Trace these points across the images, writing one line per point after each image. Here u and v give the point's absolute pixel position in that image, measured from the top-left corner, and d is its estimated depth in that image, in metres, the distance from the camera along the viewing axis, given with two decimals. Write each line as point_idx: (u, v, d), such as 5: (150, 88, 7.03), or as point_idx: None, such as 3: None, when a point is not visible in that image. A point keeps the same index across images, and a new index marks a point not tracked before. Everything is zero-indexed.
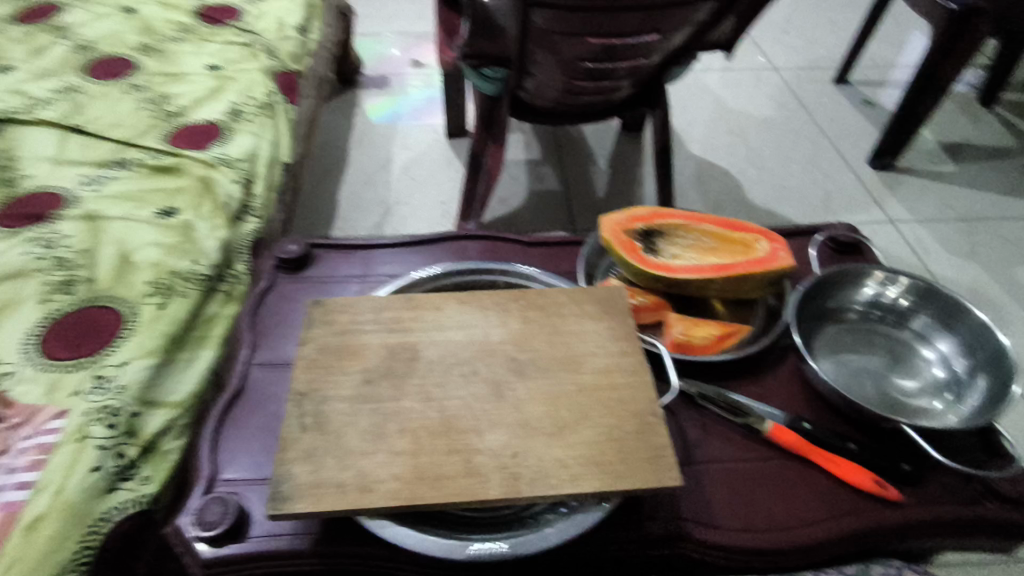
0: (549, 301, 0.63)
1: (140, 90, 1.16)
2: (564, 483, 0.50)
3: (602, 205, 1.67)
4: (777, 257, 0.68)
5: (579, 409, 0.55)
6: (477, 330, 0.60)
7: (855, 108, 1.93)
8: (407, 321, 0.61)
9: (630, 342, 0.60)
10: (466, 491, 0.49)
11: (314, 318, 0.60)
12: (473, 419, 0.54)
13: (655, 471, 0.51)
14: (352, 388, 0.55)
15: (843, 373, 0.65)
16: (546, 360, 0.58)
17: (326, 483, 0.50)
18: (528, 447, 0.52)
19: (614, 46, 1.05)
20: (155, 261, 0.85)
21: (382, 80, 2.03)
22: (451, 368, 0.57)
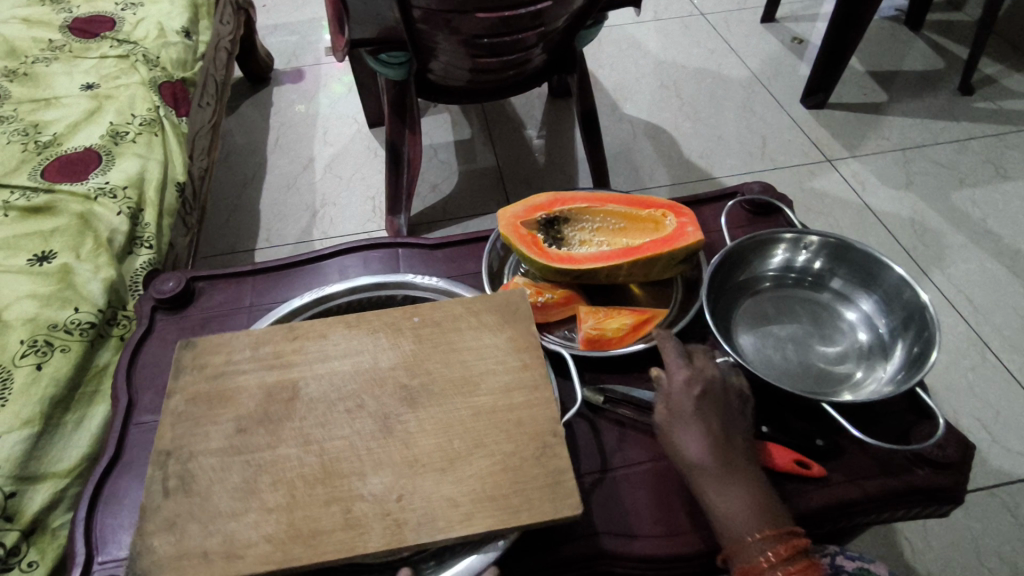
0: (444, 315, 0.57)
1: (6, 121, 1.06)
2: (453, 526, 0.45)
3: (538, 177, 1.61)
4: (685, 233, 0.64)
5: (473, 436, 0.49)
6: (365, 357, 0.54)
7: (785, 46, 1.89)
8: (287, 354, 0.54)
9: (531, 353, 0.54)
10: (344, 546, 0.44)
11: (183, 364, 0.53)
12: (355, 460, 0.48)
13: (553, 500, 0.45)
14: (222, 440, 0.49)
15: (765, 345, 0.62)
16: (440, 384, 0.52)
17: (192, 552, 0.43)
18: (414, 488, 0.46)
19: (510, 20, 0.98)
20: (30, 316, 0.77)
21: (296, 73, 1.92)
22: (333, 405, 0.51)
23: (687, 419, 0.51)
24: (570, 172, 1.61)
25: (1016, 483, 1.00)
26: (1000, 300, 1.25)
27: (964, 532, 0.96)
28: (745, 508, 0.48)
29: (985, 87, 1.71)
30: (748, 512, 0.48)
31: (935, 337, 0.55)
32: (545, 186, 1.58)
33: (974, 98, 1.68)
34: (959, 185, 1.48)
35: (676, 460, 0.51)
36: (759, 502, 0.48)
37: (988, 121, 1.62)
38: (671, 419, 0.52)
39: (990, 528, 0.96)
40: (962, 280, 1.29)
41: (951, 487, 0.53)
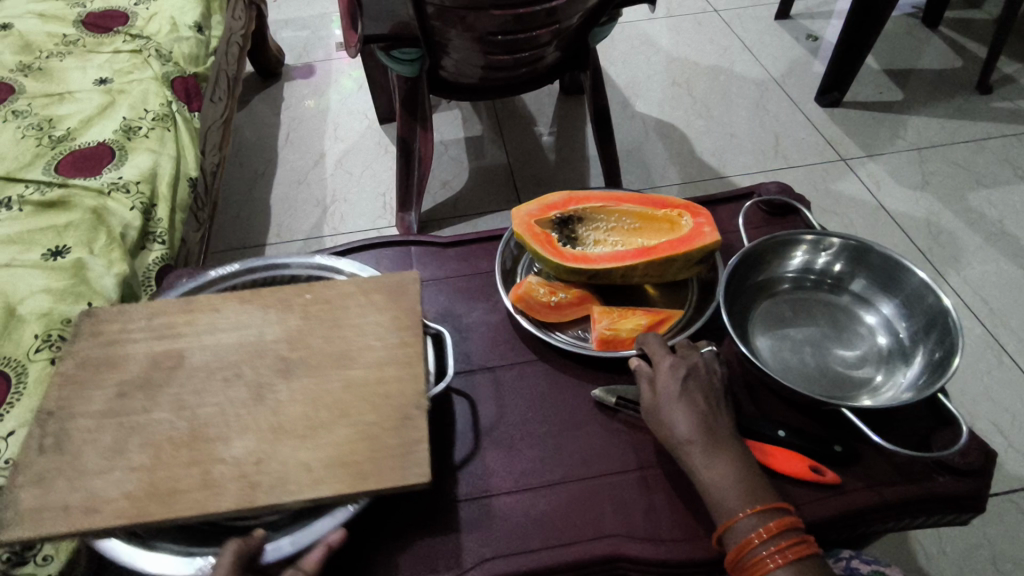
0: (334, 293, 0.62)
1: (21, 116, 1.06)
2: (303, 488, 0.49)
3: (548, 174, 1.60)
4: (701, 233, 0.64)
5: (340, 407, 0.53)
6: (251, 330, 0.59)
7: (799, 43, 1.87)
8: (178, 327, 0.59)
9: (410, 332, 0.58)
10: (196, 506, 0.47)
11: (80, 331, 0.58)
12: (222, 425, 0.52)
13: (399, 467, 0.49)
14: (103, 402, 0.53)
15: (782, 348, 0.61)
16: (318, 357, 0.57)
17: (54, 505, 0.48)
18: (272, 453, 0.50)
19: (523, 17, 0.97)
20: (44, 310, 0.78)
21: (307, 68, 1.92)
22: (213, 373, 0.55)
23: (674, 400, 0.53)
24: (579, 169, 1.61)
25: None
26: (1015, 303, 1.23)
27: (977, 536, 0.95)
28: (735, 482, 0.49)
29: (1003, 86, 1.68)
30: (738, 487, 0.49)
31: (958, 342, 0.54)
32: (554, 183, 1.58)
33: (993, 98, 1.66)
34: (976, 185, 1.46)
35: (665, 440, 0.52)
36: (748, 478, 0.50)
37: (1006, 121, 1.59)
38: (659, 401, 0.54)
39: (1005, 534, 0.95)
40: (979, 282, 1.27)
41: (973, 495, 0.53)
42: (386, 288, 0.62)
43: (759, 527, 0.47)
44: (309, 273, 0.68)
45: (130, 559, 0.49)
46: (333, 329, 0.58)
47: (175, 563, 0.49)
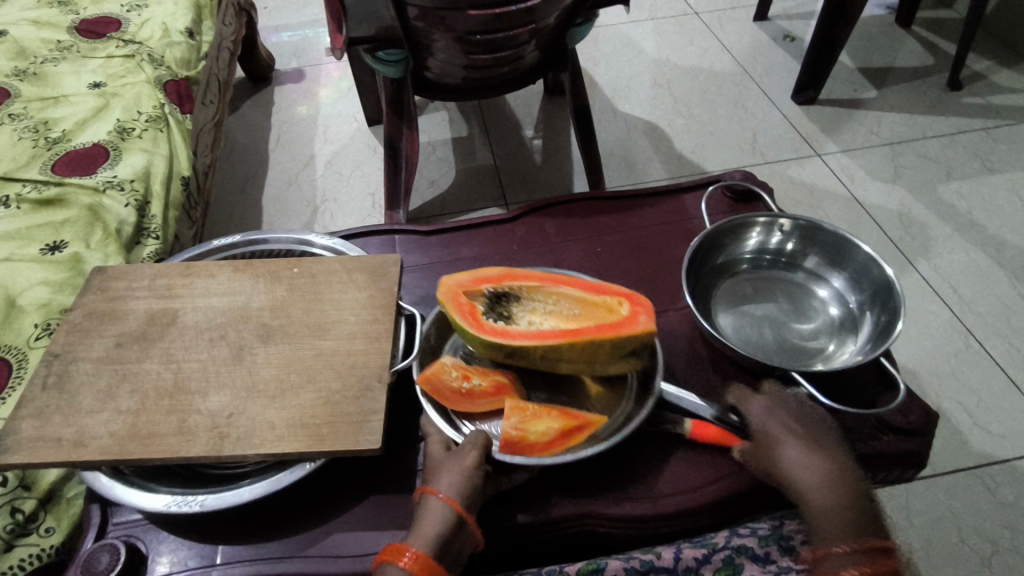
0: (321, 270, 0.66)
1: (16, 119, 1.10)
2: (266, 443, 0.53)
3: (534, 172, 1.64)
4: (637, 320, 0.59)
5: (319, 375, 0.57)
6: (241, 297, 0.63)
7: (777, 44, 1.93)
8: (176, 288, 0.64)
9: (384, 309, 0.62)
10: (171, 448, 0.52)
11: (92, 285, 0.65)
12: (202, 380, 0.56)
13: (354, 436, 0.53)
14: (102, 350, 0.59)
15: (743, 324, 0.65)
16: (296, 326, 0.61)
17: (47, 437, 0.53)
18: (245, 409, 0.55)
19: (502, 17, 1.02)
20: (43, 301, 0.81)
21: (297, 73, 1.96)
22: (201, 333, 0.60)
23: (789, 446, 0.54)
24: (563, 167, 1.65)
25: (994, 463, 1.03)
26: (981, 290, 1.28)
27: (942, 510, 0.99)
28: (839, 510, 0.50)
29: (973, 83, 1.74)
30: (846, 515, 0.49)
31: (900, 311, 0.58)
32: (539, 181, 1.62)
33: (963, 94, 1.71)
34: (946, 178, 1.51)
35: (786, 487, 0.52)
36: (852, 508, 0.50)
37: (975, 116, 1.65)
38: (769, 447, 0.54)
39: (968, 507, 0.99)
40: (948, 269, 1.32)
41: (915, 452, 0.57)
42: (368, 268, 0.65)
43: (853, 566, 0.46)
44: (300, 250, 0.72)
45: (110, 490, 0.53)
46: (315, 305, 0.62)
47: (151, 498, 0.53)
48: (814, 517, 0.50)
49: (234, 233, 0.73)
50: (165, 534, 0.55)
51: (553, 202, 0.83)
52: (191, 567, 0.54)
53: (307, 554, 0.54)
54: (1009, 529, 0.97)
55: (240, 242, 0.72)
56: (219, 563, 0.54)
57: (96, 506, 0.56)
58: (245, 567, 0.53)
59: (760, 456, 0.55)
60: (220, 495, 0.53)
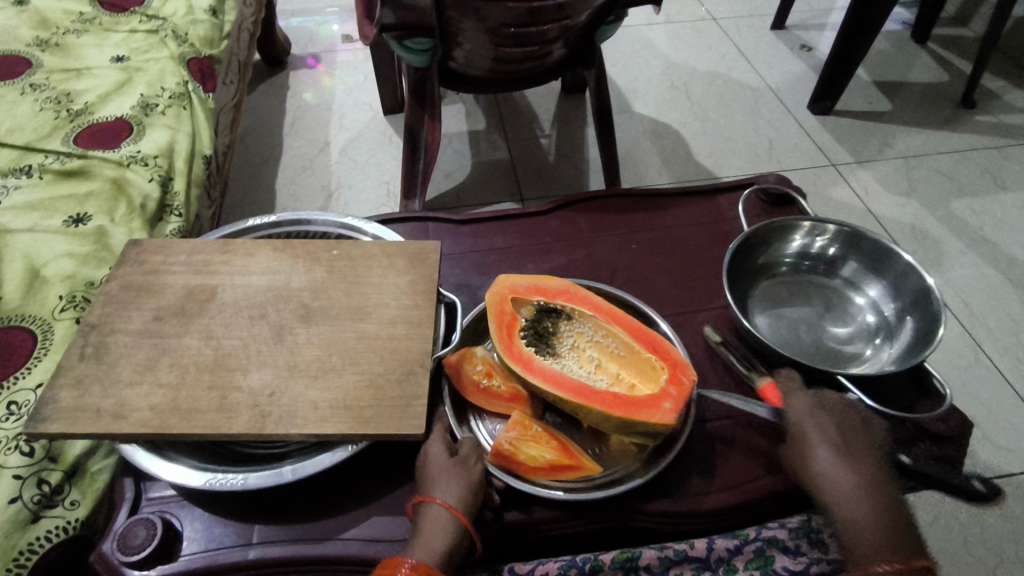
0: (361, 253, 0.65)
1: (38, 89, 1.08)
2: (309, 423, 0.52)
3: (550, 170, 1.64)
4: (657, 404, 0.55)
5: (359, 357, 0.57)
6: (280, 276, 0.63)
7: (794, 53, 1.94)
8: (214, 264, 0.63)
9: (425, 295, 0.61)
10: (212, 424, 0.52)
11: (128, 258, 0.64)
12: (244, 358, 0.56)
13: (398, 419, 0.52)
14: (141, 323, 0.58)
15: (780, 326, 0.66)
16: (336, 307, 0.60)
17: (86, 408, 0.53)
18: (287, 388, 0.54)
19: (536, 10, 1.01)
20: (67, 273, 0.80)
21: (313, 58, 1.95)
22: (240, 310, 0.60)
23: (852, 497, 0.50)
24: (579, 165, 1.65)
25: (1002, 477, 1.04)
26: (992, 306, 1.29)
27: (951, 522, 1.00)
28: (871, 522, 0.49)
29: (986, 101, 1.76)
30: (878, 528, 0.48)
31: (941, 320, 0.59)
32: (555, 179, 1.62)
33: (976, 112, 1.73)
34: (959, 194, 1.52)
35: (847, 542, 0.49)
36: (887, 523, 0.49)
37: (988, 134, 1.67)
38: (826, 495, 0.51)
39: (977, 519, 1.00)
40: (960, 284, 1.33)
41: (951, 458, 0.57)
42: (408, 253, 0.65)
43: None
44: (337, 233, 0.72)
45: (147, 464, 0.52)
46: (356, 287, 0.62)
47: (189, 475, 0.52)
48: (844, 525, 0.50)
49: (270, 213, 0.72)
50: (199, 510, 0.55)
51: (586, 197, 0.83)
52: (227, 545, 0.53)
53: (344, 536, 0.54)
54: (1015, 542, 0.98)
55: (276, 223, 0.71)
56: (255, 542, 0.53)
57: (129, 480, 0.56)
58: (282, 547, 0.53)
59: (799, 460, 0.54)
60: (260, 473, 0.52)
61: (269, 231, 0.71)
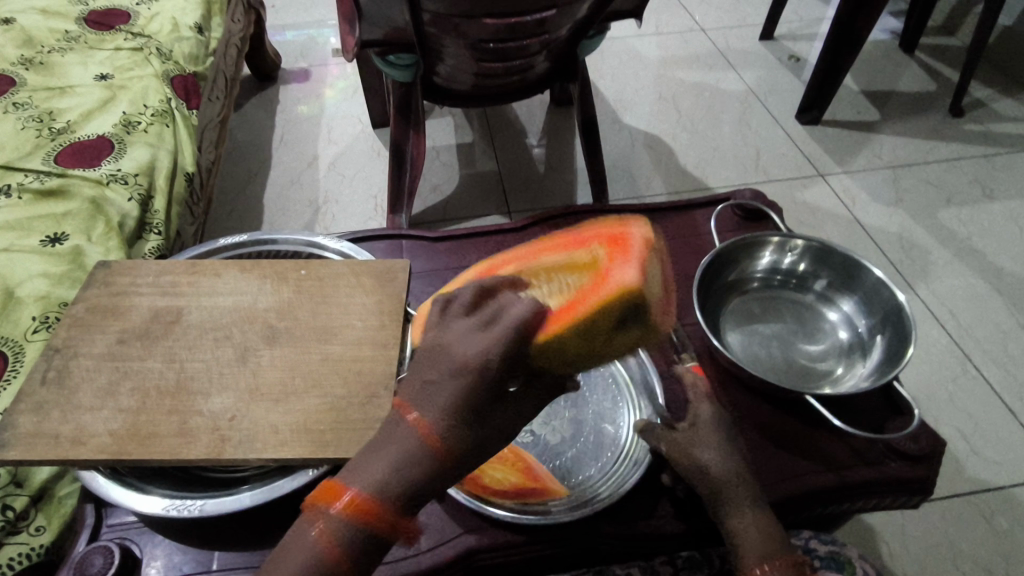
0: (329, 273, 0.65)
1: (21, 108, 1.08)
2: (269, 448, 0.52)
3: (537, 182, 1.64)
4: None
5: (320, 378, 0.56)
6: (247, 297, 0.62)
7: (782, 64, 1.94)
8: (182, 285, 0.63)
9: (391, 316, 0.61)
10: (171, 450, 0.51)
11: (95, 280, 0.64)
12: (205, 381, 0.56)
13: (359, 442, 0.52)
14: (104, 347, 0.58)
15: (752, 343, 0.65)
16: (302, 328, 0.60)
17: (45, 433, 0.52)
18: (247, 411, 0.54)
19: (514, 26, 1.01)
20: (41, 293, 0.80)
21: (304, 72, 1.96)
22: (205, 333, 0.59)
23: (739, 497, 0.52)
24: (567, 178, 1.65)
25: (990, 490, 1.03)
26: (980, 315, 1.28)
27: (938, 537, 0.98)
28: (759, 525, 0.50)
29: (974, 110, 1.76)
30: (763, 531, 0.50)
31: (911, 338, 0.58)
32: (543, 191, 1.62)
33: (964, 121, 1.73)
34: (946, 203, 1.52)
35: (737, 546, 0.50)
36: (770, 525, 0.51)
37: (976, 143, 1.67)
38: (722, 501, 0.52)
39: (964, 533, 0.99)
40: (947, 294, 1.32)
41: (922, 478, 0.57)
42: (376, 272, 0.65)
43: None
44: (308, 252, 0.72)
45: (108, 491, 0.52)
46: (322, 308, 0.62)
47: (147, 501, 0.52)
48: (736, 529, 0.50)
49: (241, 233, 0.72)
50: (160, 537, 0.55)
51: (562, 213, 0.82)
52: (187, 572, 0.53)
53: None
54: (1003, 558, 0.97)
55: (247, 241, 0.71)
56: (216, 568, 0.54)
57: (90, 506, 0.56)
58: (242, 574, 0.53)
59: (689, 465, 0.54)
60: (217, 499, 0.52)
61: (239, 249, 0.70)
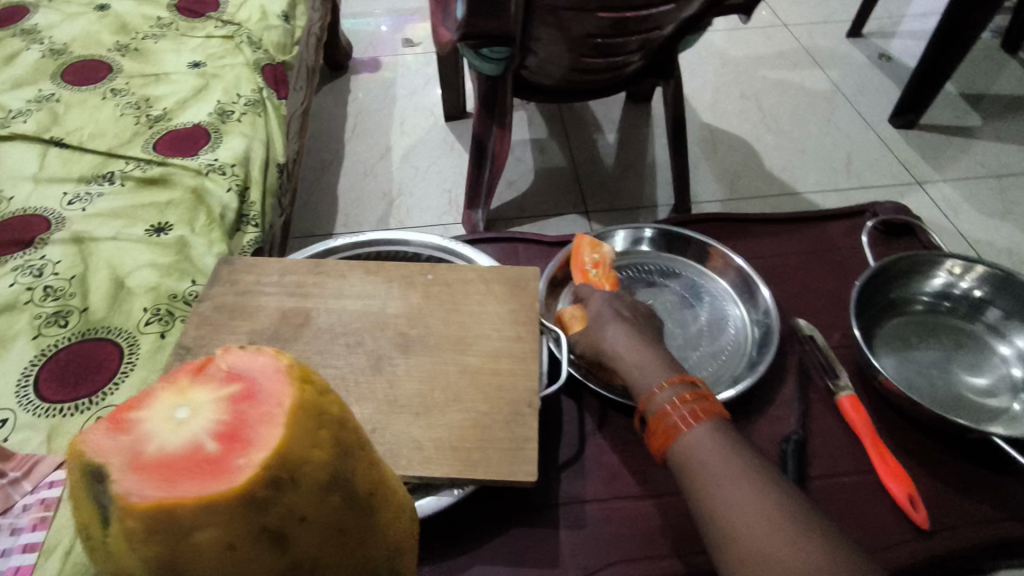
0: (457, 278, 0.62)
1: (118, 94, 1.09)
2: (414, 465, 0.49)
3: (613, 179, 1.59)
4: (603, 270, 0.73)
5: (457, 392, 0.54)
6: (376, 301, 0.60)
7: (871, 62, 1.84)
8: (308, 286, 0.61)
9: (528, 327, 0.58)
10: None
11: (220, 277, 0.62)
12: (342, 390, 0.53)
13: (510, 464, 0.50)
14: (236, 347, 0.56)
15: (913, 362, 0.68)
16: (436, 337, 0.57)
17: None
18: (388, 424, 0.51)
19: (626, 20, 0.97)
20: (152, 284, 0.80)
21: (373, 62, 1.94)
22: (337, 337, 0.57)
23: (725, 479, 0.49)
24: (645, 177, 1.60)
25: None
26: None
27: None
28: (751, 507, 0.46)
29: None
30: (752, 512, 0.46)
31: None
32: (620, 189, 1.57)
33: None
34: None
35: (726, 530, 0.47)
36: (763, 505, 0.46)
37: None
38: (711, 489, 0.49)
39: None
40: None
41: None
42: (506, 279, 0.62)
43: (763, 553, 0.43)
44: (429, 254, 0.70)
45: None
46: (454, 316, 0.59)
47: None
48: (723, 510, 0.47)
49: (360, 233, 0.71)
50: None
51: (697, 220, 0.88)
52: None
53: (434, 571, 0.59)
54: None
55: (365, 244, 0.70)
56: None
57: None
58: None
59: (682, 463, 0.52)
60: None
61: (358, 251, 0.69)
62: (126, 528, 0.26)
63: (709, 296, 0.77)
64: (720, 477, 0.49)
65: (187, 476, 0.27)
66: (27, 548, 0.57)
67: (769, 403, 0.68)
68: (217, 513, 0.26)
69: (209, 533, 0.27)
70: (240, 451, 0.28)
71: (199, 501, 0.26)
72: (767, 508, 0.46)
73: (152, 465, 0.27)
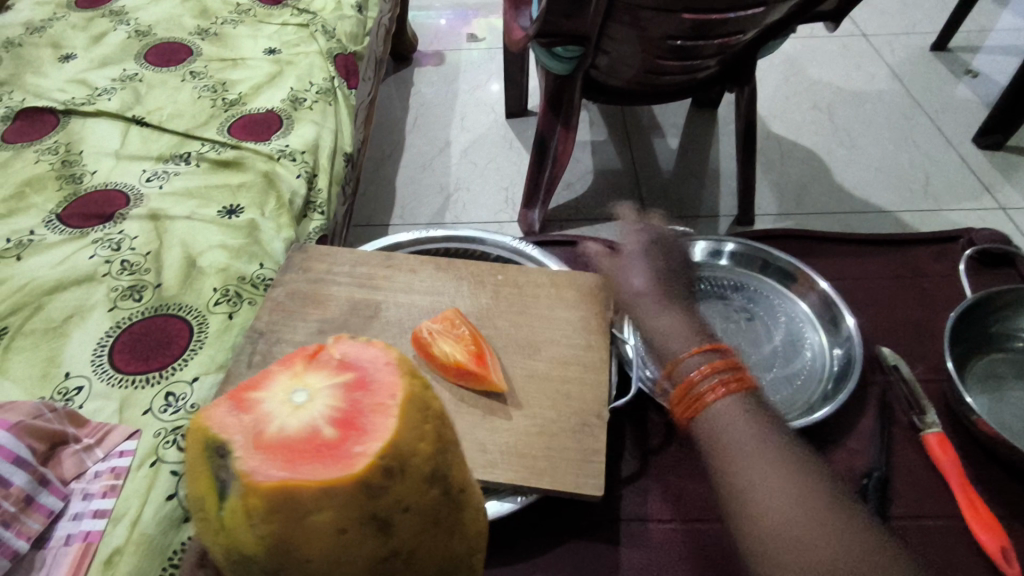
0: (528, 281, 0.62)
1: (197, 77, 1.12)
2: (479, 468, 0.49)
3: (673, 186, 1.55)
4: None
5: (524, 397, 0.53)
6: (444, 298, 0.60)
7: (956, 78, 1.75)
8: (379, 279, 0.62)
9: (599, 337, 0.58)
10: None
11: (293, 263, 0.63)
12: None
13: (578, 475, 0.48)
14: (306, 335, 0.57)
15: (1008, 401, 0.66)
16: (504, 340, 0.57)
17: None
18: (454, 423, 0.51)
19: (709, 23, 0.94)
20: (222, 265, 0.81)
21: (437, 55, 1.95)
22: (406, 332, 0.57)
23: (763, 467, 0.44)
24: (707, 185, 1.56)
25: None
26: None
27: None
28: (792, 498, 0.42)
29: None
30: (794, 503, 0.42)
31: None
32: (679, 196, 1.53)
33: None
34: None
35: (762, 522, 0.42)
36: (805, 495, 0.42)
37: None
38: (747, 473, 0.45)
39: None
40: None
41: None
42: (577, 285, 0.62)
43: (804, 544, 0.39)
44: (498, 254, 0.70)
45: None
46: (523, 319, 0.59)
47: None
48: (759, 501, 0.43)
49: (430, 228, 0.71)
50: None
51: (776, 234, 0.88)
52: None
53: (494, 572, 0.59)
54: None
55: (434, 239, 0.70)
56: None
57: None
58: None
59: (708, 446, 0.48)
60: None
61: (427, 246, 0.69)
62: (248, 505, 0.27)
63: (785, 316, 0.76)
64: (756, 460, 0.45)
65: (308, 460, 0.28)
66: (96, 514, 0.58)
67: (848, 436, 0.68)
68: (331, 500, 0.27)
69: (324, 518, 0.27)
70: (356, 439, 0.28)
71: (319, 484, 0.27)
72: (813, 502, 0.41)
73: (272, 445, 0.28)
